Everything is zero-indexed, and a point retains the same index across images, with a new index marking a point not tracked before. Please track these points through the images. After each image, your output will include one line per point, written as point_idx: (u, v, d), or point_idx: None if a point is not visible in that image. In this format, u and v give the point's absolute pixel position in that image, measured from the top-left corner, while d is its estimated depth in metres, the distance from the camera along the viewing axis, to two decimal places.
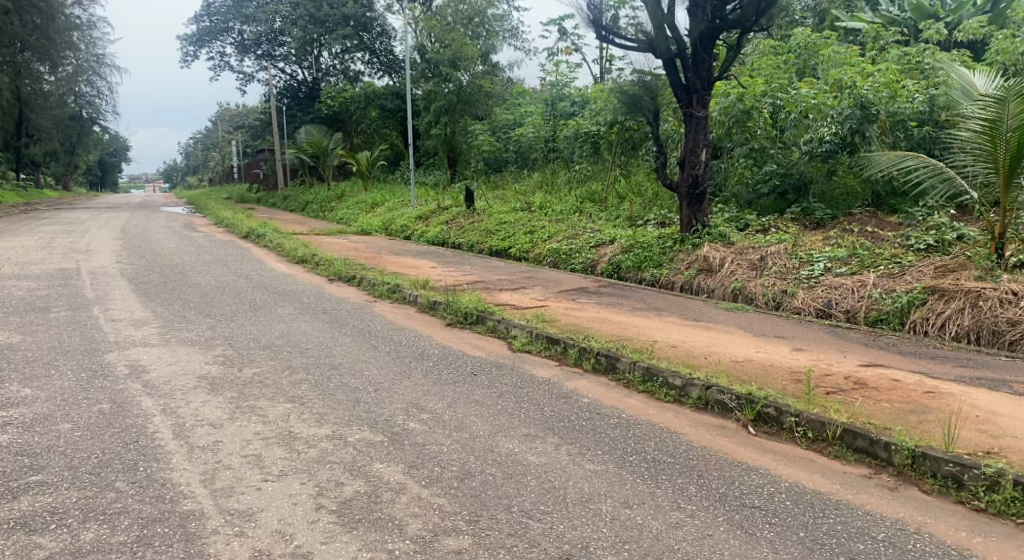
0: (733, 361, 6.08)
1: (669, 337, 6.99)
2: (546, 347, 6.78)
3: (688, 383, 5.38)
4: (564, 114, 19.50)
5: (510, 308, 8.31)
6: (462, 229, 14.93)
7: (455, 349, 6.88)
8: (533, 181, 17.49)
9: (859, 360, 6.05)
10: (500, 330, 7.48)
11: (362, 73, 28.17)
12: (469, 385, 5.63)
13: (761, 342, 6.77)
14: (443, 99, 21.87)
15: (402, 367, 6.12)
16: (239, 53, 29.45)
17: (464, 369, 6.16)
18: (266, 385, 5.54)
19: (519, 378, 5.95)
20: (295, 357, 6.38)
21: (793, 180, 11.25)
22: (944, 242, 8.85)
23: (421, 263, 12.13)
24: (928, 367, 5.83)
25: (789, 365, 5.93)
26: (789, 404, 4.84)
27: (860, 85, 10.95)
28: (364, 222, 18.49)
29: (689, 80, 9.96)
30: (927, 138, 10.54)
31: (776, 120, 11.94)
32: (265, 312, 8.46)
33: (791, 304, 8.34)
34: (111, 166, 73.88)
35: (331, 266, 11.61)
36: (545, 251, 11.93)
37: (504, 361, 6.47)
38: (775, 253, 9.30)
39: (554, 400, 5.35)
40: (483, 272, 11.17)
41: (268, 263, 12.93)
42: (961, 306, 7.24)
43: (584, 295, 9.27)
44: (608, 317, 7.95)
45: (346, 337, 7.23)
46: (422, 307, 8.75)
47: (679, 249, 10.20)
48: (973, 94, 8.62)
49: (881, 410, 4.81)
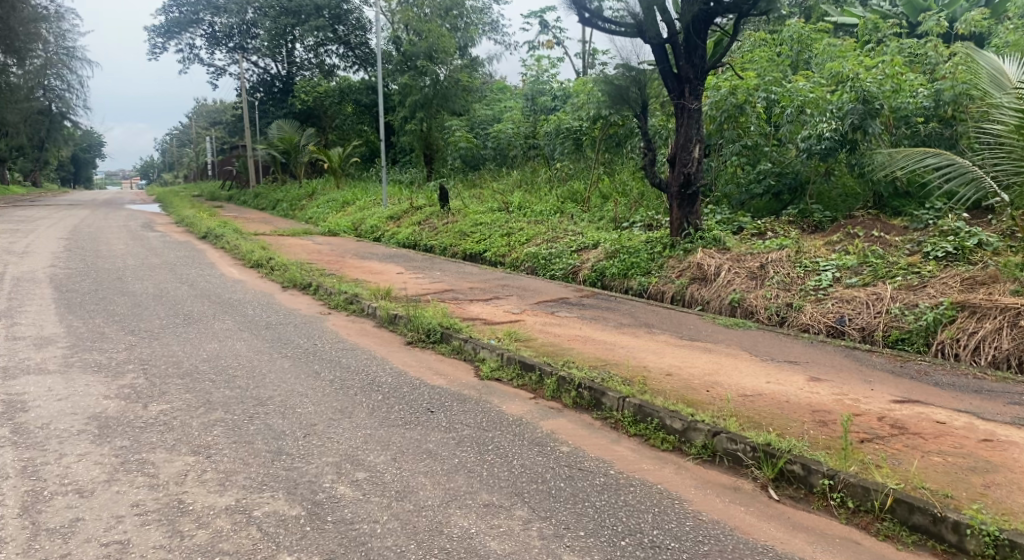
0: (742, 396, 5.10)
1: (662, 362, 5.99)
2: (519, 375, 5.76)
3: (690, 427, 4.41)
4: (544, 109, 18.52)
5: (480, 324, 7.27)
6: (434, 230, 13.87)
7: (413, 377, 5.83)
8: (512, 179, 16.50)
9: (892, 396, 5.08)
10: (467, 352, 6.43)
11: (336, 67, 26.98)
12: (422, 429, 4.59)
13: (770, 369, 5.80)
14: (419, 93, 20.70)
15: (342, 403, 5.06)
16: (209, 46, 28.08)
17: (418, 404, 5.10)
18: (168, 428, 4.46)
19: (484, 416, 4.91)
20: (216, 389, 5.29)
21: (788, 180, 10.31)
22: (964, 249, 7.90)
23: (387, 269, 11.04)
24: (976, 404, 4.87)
25: (809, 402, 4.97)
26: (822, 460, 3.90)
27: (863, 76, 9.90)
28: (333, 222, 17.42)
29: (681, 69, 8.96)
30: (932, 136, 9.58)
31: (771, 115, 10.92)
32: (199, 327, 7.33)
33: (797, 319, 7.39)
34: (85, 163, 71.96)
35: (287, 272, 10.48)
36: (522, 255, 10.92)
37: (469, 392, 5.44)
38: (776, 260, 8.31)
39: (524, 450, 4.33)
40: (455, 279, 10.14)
41: (220, 268, 11.78)
42: (998, 324, 6.33)
43: (565, 307, 8.25)
44: (592, 335, 6.94)
45: (285, 361, 6.16)
46: (382, 322, 7.69)
47: (668, 255, 9.22)
48: (1007, 85, 7.76)
49: (937, 467, 3.88)
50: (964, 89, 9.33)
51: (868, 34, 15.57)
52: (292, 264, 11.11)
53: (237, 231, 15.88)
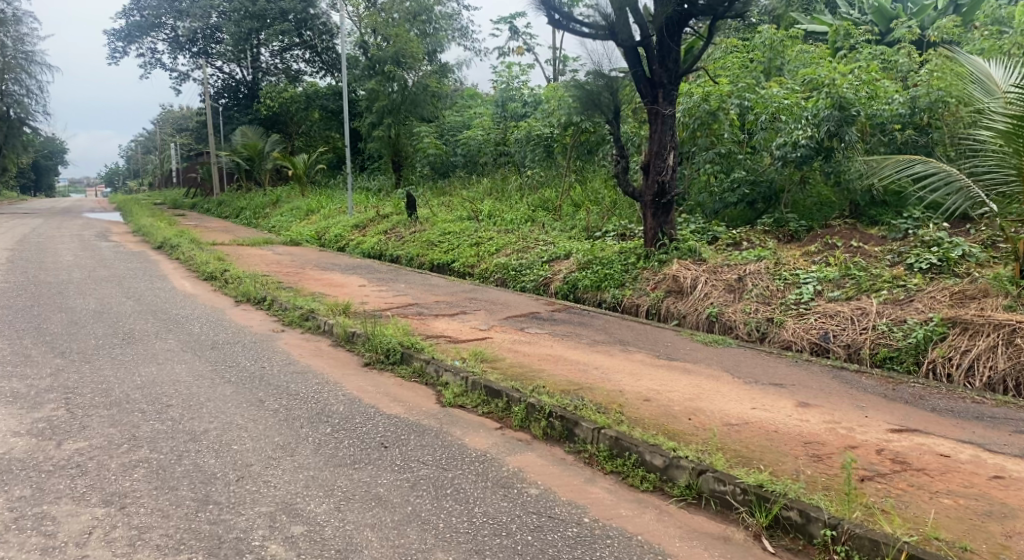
0: (728, 425, 4.68)
1: (640, 385, 5.54)
2: (484, 402, 5.27)
3: (673, 464, 4.01)
4: (514, 115, 18.09)
5: (444, 342, 6.78)
6: (401, 240, 13.35)
7: (368, 404, 5.32)
8: (482, 187, 16.06)
9: (889, 424, 4.67)
10: (428, 376, 5.93)
11: (302, 72, 26.35)
12: (372, 469, 4.10)
13: (755, 393, 5.38)
14: (386, 99, 20.19)
15: (285, 438, 4.54)
16: (172, 50, 27.02)
17: (371, 438, 4.62)
18: (80, 472, 3.92)
19: (444, 451, 4.43)
20: (144, 422, 4.71)
21: (762, 189, 9.95)
22: (948, 261, 7.58)
23: (348, 281, 10.49)
24: (981, 434, 4.49)
25: (801, 431, 4.56)
26: (821, 507, 3.53)
27: (839, 82, 9.53)
28: (296, 230, 16.83)
29: (654, 73, 8.55)
30: (909, 144, 9.23)
31: (744, 122, 10.49)
32: (137, 348, 6.75)
33: (778, 336, 6.98)
34: (47, 170, 70.13)
35: (241, 285, 9.91)
36: (491, 266, 10.44)
37: (428, 422, 4.95)
38: (755, 273, 7.91)
39: (486, 494, 3.88)
40: (419, 292, 9.63)
41: (172, 280, 11.16)
42: (992, 343, 5.97)
43: (535, 322, 7.80)
44: (563, 355, 6.47)
45: (226, 387, 5.61)
46: (338, 340, 7.16)
47: (642, 267, 8.77)
48: (995, 90, 7.31)
49: (948, 515, 3.50)
50: (940, 96, 9.05)
51: (840, 41, 15.28)
52: (248, 276, 10.53)
53: (194, 241, 15.22)
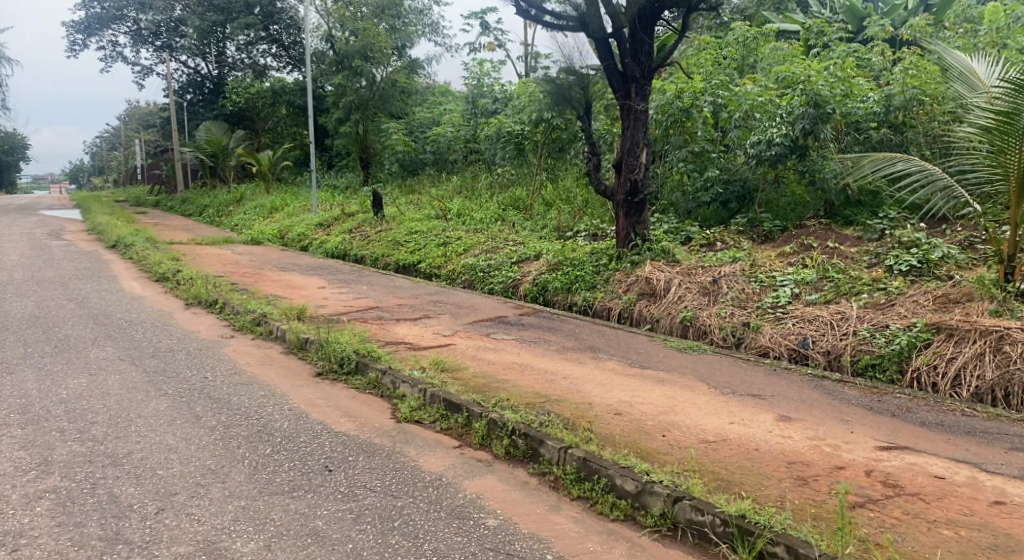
0: (706, 442, 4.33)
1: (611, 397, 5.17)
2: (443, 417, 4.85)
3: (646, 489, 3.67)
4: (484, 112, 17.68)
5: (403, 349, 6.36)
6: (366, 239, 12.87)
7: (315, 420, 4.88)
8: (451, 185, 15.61)
9: (877, 441, 4.34)
10: (384, 388, 5.50)
11: (269, 67, 25.68)
12: (313, 498, 3.72)
13: (733, 405, 5.03)
14: (354, 95, 19.68)
15: (218, 461, 4.12)
16: (133, 44, 26.14)
17: (315, 460, 4.20)
18: None
19: (394, 475, 4.03)
20: (60, 444, 4.23)
21: (736, 188, 9.62)
22: (928, 263, 7.29)
23: (308, 283, 10.01)
24: (976, 452, 4.18)
25: (783, 449, 4.23)
26: (810, 543, 3.24)
27: (816, 78, 9.20)
28: (258, 229, 16.25)
29: (627, 67, 8.17)
30: (884, 143, 8.95)
31: (717, 120, 10.11)
32: (69, 357, 6.23)
33: (755, 341, 6.65)
34: (8, 167, 68.36)
35: (192, 286, 9.38)
36: (459, 267, 10.02)
37: (380, 441, 4.52)
38: (730, 274, 7.57)
39: (439, 527, 3.53)
40: (382, 294, 9.18)
41: (121, 281, 10.59)
42: (980, 350, 5.68)
43: (501, 327, 7.40)
44: (529, 363, 6.08)
45: (160, 402, 5.13)
46: (290, 347, 6.70)
47: (614, 268, 8.41)
48: (979, 86, 6.97)
49: (951, 551, 3.21)
50: (915, 94, 8.79)
51: (813, 38, 15.02)
52: (201, 277, 10.00)
53: (150, 239, 14.61)
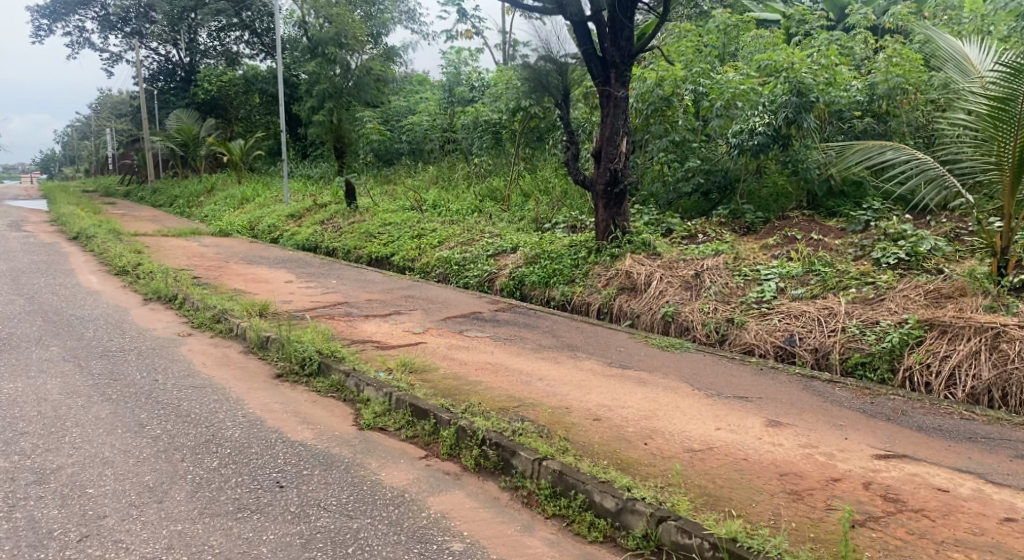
0: (692, 450, 4.02)
1: (590, 400, 4.83)
2: (409, 424, 4.49)
3: (627, 508, 3.38)
4: (461, 100, 17.27)
5: (370, 349, 5.98)
6: (338, 231, 12.44)
7: (270, 428, 4.50)
8: (427, 175, 15.19)
9: (874, 449, 4.05)
10: (347, 391, 5.12)
11: (242, 55, 25.05)
12: (259, 520, 3.41)
13: (720, 409, 4.72)
14: (328, 83, 19.16)
15: (157, 476, 3.77)
16: (101, 30, 25.32)
17: (267, 474, 3.84)
18: None
19: (352, 491, 3.69)
20: None
21: (717, 178, 9.31)
22: (917, 255, 7.02)
23: (275, 277, 9.59)
24: (980, 461, 3.90)
25: (776, 458, 3.92)
26: None
27: (798, 64, 8.88)
28: (226, 220, 15.75)
29: (606, 52, 7.82)
30: (868, 133, 8.69)
31: (698, 109, 9.78)
32: (9, 358, 5.81)
33: (739, 338, 6.36)
34: None
35: (152, 281, 8.94)
36: (433, 260, 9.64)
37: (340, 451, 4.17)
38: (713, 268, 7.27)
39: (397, 553, 3.24)
40: (352, 289, 8.79)
41: (78, 275, 10.10)
42: (975, 348, 5.41)
43: (475, 324, 7.04)
44: (504, 363, 5.73)
45: (102, 408, 4.74)
46: (250, 346, 6.30)
47: (594, 261, 8.05)
48: (972, 72, 6.68)
49: None
50: (899, 83, 8.51)
51: (795, 27, 14.73)
52: (162, 271, 9.55)
53: (114, 231, 14.09)
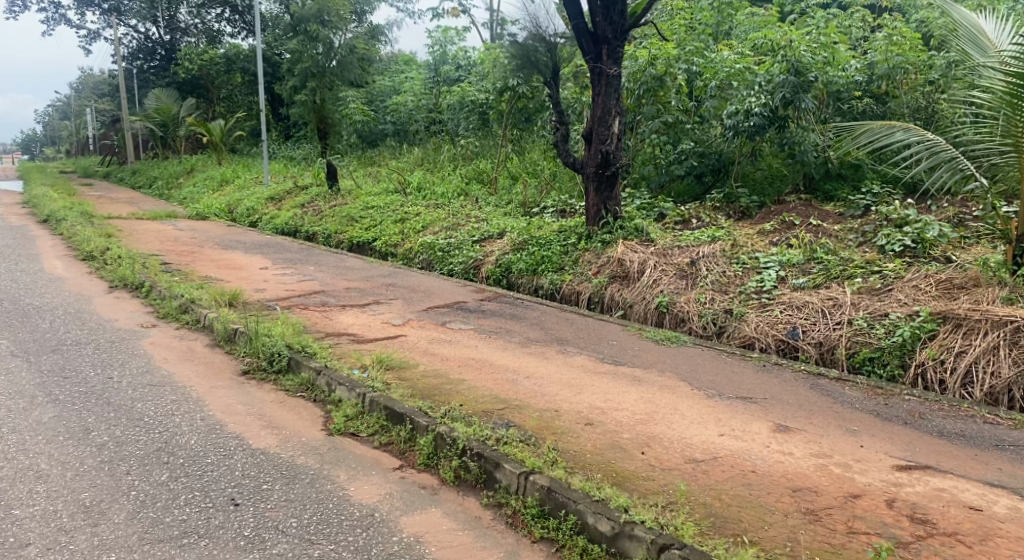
0: (696, 461, 3.64)
1: (581, 402, 4.43)
2: (383, 429, 4.09)
3: (624, 532, 3.02)
4: (447, 80, 16.77)
5: (344, 343, 5.56)
6: (319, 214, 11.97)
7: (230, 433, 4.09)
8: (412, 157, 14.72)
9: (895, 459, 3.69)
10: (318, 391, 4.71)
11: (222, 33, 24.32)
12: (208, 550, 3.03)
13: (723, 411, 4.34)
14: (310, 61, 18.57)
15: (96, 494, 3.37)
16: (77, 6, 24.47)
17: (222, 489, 3.44)
18: None
19: (318, 510, 3.30)
20: None
21: (711, 160, 8.91)
22: (923, 242, 6.61)
23: (250, 263, 9.13)
24: (1011, 474, 3.56)
25: (788, 470, 3.55)
26: None
27: (797, 40, 8.42)
28: (204, 203, 15.22)
29: (598, 26, 7.34)
30: (869, 114, 8.30)
31: (692, 89, 9.38)
32: None
33: (739, 331, 5.97)
34: None
35: (119, 267, 8.46)
36: (416, 245, 9.21)
37: (307, 461, 3.76)
38: (709, 256, 6.88)
39: None
40: (330, 276, 8.34)
41: (42, 261, 9.58)
42: (993, 344, 5.05)
43: (459, 315, 6.63)
44: (488, 359, 5.32)
45: (45, 412, 4.30)
46: (217, 339, 5.86)
47: (584, 248, 7.64)
48: (989, 49, 6.24)
49: None
50: (899, 62, 8.14)
51: (789, 5, 14.32)
52: (130, 257, 9.06)
53: (85, 214, 13.52)
